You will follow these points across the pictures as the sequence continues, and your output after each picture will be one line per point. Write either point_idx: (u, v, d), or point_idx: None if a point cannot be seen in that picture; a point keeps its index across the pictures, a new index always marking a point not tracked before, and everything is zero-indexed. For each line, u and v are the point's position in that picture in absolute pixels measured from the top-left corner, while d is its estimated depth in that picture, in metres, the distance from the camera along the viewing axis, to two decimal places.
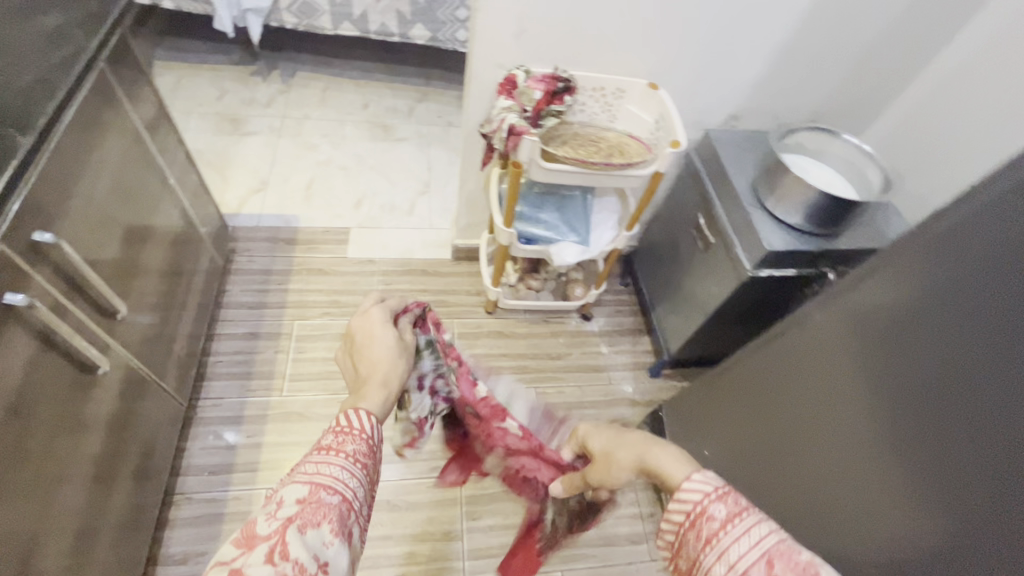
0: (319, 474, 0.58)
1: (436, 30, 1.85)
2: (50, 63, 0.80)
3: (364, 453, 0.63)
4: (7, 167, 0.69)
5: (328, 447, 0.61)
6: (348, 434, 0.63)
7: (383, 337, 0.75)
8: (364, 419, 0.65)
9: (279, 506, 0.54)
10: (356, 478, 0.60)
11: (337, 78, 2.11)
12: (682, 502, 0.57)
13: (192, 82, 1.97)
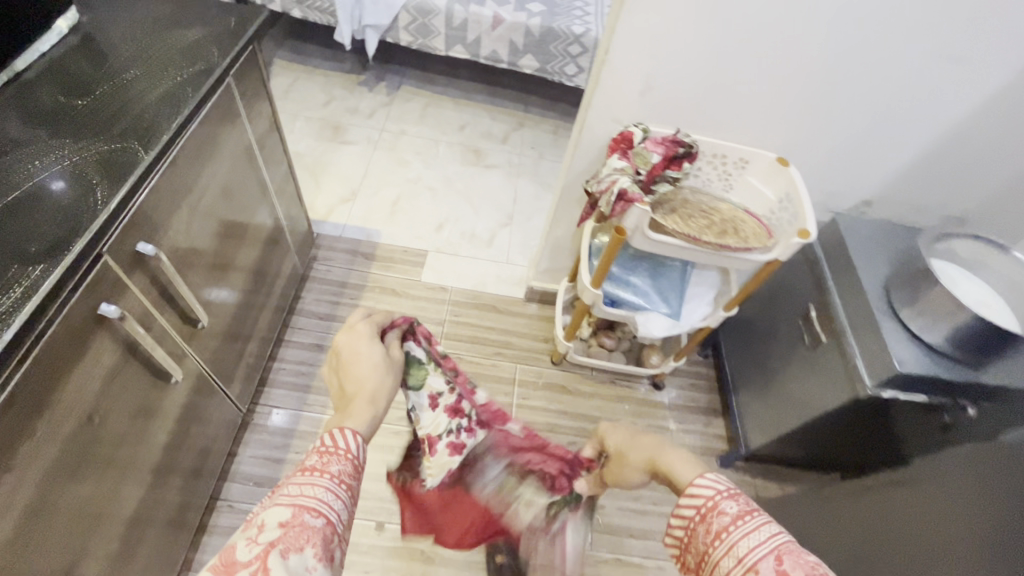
0: (299, 496, 0.55)
1: (545, 62, 1.82)
2: (184, 77, 0.82)
3: (350, 473, 0.60)
4: (124, 182, 0.68)
5: (312, 468, 0.58)
6: (331, 453, 0.60)
7: (368, 351, 0.72)
8: (349, 439, 0.61)
9: (259, 530, 0.51)
10: (339, 500, 0.58)
11: (439, 97, 2.13)
12: (693, 497, 0.61)
13: (304, 86, 2.04)
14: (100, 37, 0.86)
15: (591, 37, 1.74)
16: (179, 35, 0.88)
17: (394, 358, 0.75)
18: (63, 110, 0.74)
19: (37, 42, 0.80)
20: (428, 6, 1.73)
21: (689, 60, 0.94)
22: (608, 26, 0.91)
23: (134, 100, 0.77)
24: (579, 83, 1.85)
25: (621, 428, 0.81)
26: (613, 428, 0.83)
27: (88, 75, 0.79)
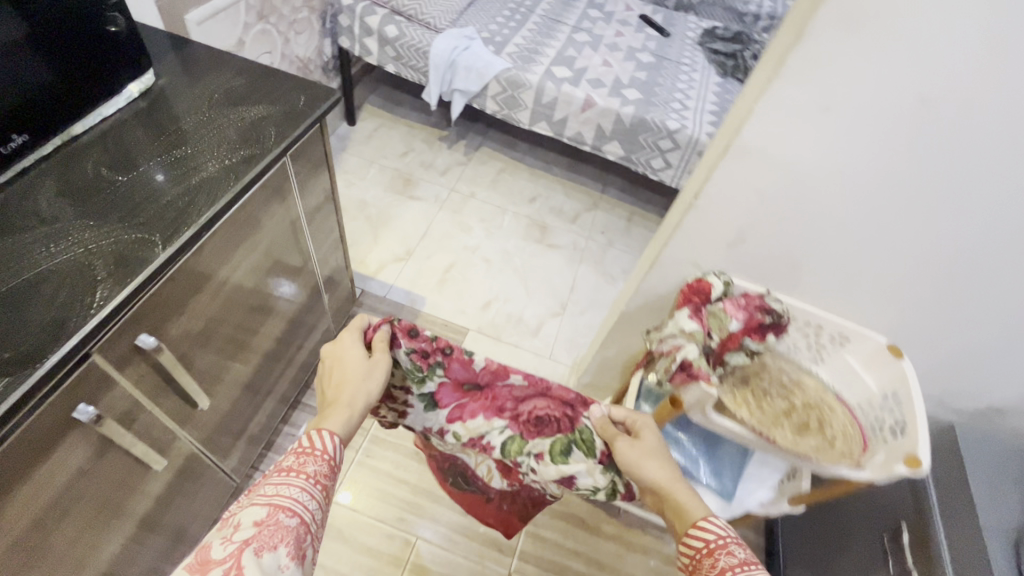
0: (275, 496, 0.57)
1: (632, 151, 1.71)
2: (232, 163, 0.77)
3: (325, 472, 0.63)
4: (135, 278, 0.63)
5: (289, 469, 0.61)
6: (310, 453, 0.63)
7: (351, 351, 0.72)
8: (326, 440, 0.64)
9: (236, 530, 0.53)
10: (315, 501, 0.60)
11: (516, 163, 2.07)
12: (701, 530, 0.62)
13: (386, 133, 2.05)
14: (168, 105, 0.83)
15: (686, 135, 1.61)
16: (245, 114, 0.85)
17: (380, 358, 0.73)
18: (101, 187, 0.70)
19: (103, 107, 0.78)
20: (521, 80, 1.68)
21: (796, 223, 0.78)
22: (704, 170, 0.78)
23: (174, 185, 0.73)
24: (664, 179, 1.72)
25: (646, 424, 0.75)
26: (641, 417, 0.76)
27: (140, 147, 0.76)
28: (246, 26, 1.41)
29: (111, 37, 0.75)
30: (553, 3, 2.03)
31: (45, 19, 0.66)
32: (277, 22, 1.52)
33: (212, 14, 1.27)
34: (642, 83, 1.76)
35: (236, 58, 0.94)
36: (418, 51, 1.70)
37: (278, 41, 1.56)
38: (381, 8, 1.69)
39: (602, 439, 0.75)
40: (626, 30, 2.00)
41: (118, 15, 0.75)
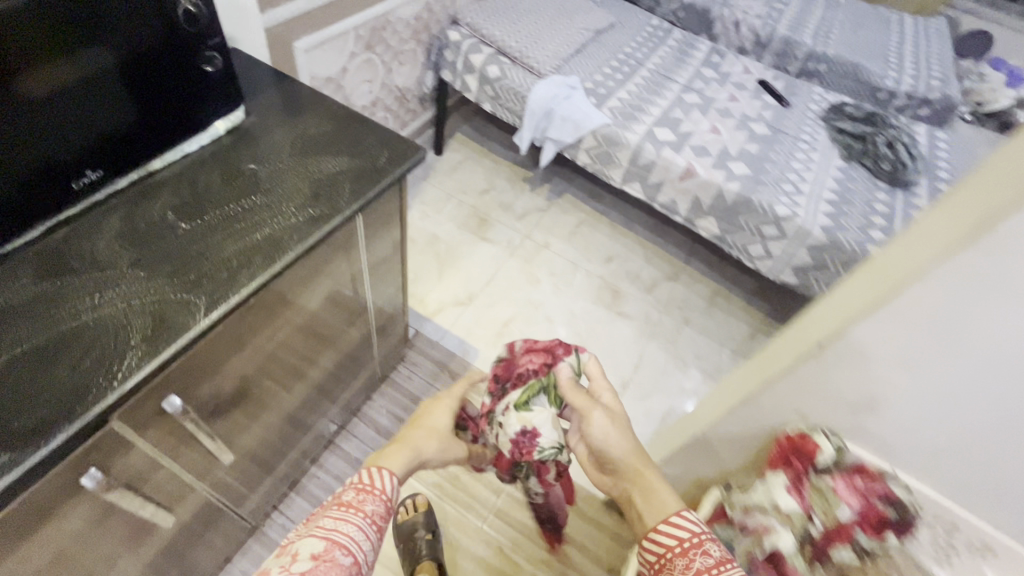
0: (334, 532, 0.64)
1: (728, 231, 1.54)
2: (298, 222, 0.72)
3: (381, 513, 0.70)
4: (167, 348, 0.57)
5: (349, 506, 0.67)
6: (369, 494, 0.70)
7: (441, 418, 0.86)
8: (385, 481, 0.72)
9: (294, 560, 0.60)
10: (367, 540, 0.66)
11: (598, 217, 1.96)
12: (674, 527, 0.66)
13: (471, 167, 2.01)
14: (250, 146, 0.80)
15: (795, 225, 1.43)
16: (324, 165, 0.79)
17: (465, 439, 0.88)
18: (160, 233, 0.66)
19: (185, 143, 0.75)
20: (619, 139, 1.57)
21: (949, 416, 0.58)
22: (835, 316, 0.61)
23: (235, 240, 0.68)
24: (761, 267, 1.54)
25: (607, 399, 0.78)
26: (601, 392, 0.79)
27: (211, 192, 0.72)
28: (352, 55, 1.41)
29: (205, 74, 0.72)
30: (666, 58, 1.92)
31: (137, 55, 0.64)
32: (383, 52, 1.51)
33: (321, 42, 1.27)
34: (752, 158, 1.59)
35: (330, 100, 0.90)
36: (517, 94, 1.65)
37: (381, 70, 1.55)
38: (487, 48, 1.67)
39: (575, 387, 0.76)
40: (742, 94, 1.85)
41: (217, 54, 0.72)
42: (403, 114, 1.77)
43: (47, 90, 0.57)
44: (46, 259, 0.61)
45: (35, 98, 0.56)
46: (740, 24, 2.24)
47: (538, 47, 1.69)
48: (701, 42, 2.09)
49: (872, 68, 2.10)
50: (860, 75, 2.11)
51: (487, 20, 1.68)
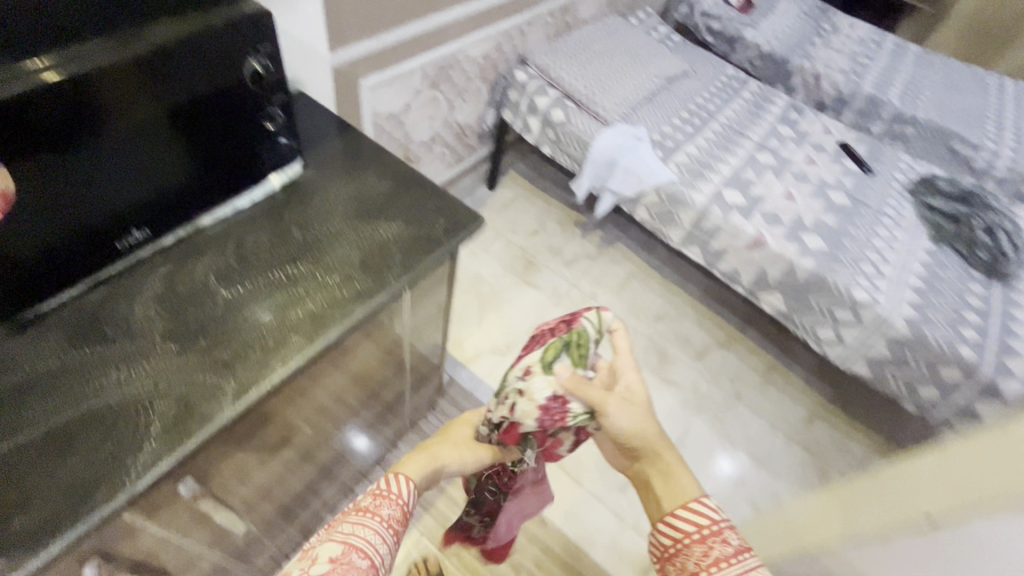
0: (352, 535, 0.56)
1: (795, 309, 1.42)
2: (342, 297, 0.66)
3: (400, 518, 0.60)
4: (187, 442, 0.52)
5: (365, 509, 0.59)
6: (386, 496, 0.61)
7: (460, 431, 0.74)
8: (403, 483, 0.62)
9: (312, 563, 0.53)
10: (386, 545, 0.58)
11: (650, 271, 1.86)
12: (692, 513, 0.58)
13: (523, 206, 1.96)
14: (303, 204, 0.76)
15: (874, 313, 1.29)
16: (376, 231, 0.74)
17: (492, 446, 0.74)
18: (197, 301, 0.62)
19: (237, 198, 0.71)
20: (684, 198, 1.48)
21: None
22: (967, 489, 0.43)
23: (273, 315, 0.63)
24: (829, 352, 1.41)
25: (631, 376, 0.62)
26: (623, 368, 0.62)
27: (258, 255, 0.68)
28: (417, 92, 1.37)
29: (265, 131, 0.69)
30: (739, 112, 1.82)
31: (195, 115, 0.60)
32: (448, 89, 1.48)
33: (387, 81, 1.24)
34: (829, 231, 1.47)
35: (390, 155, 0.86)
36: (579, 140, 1.58)
37: (443, 107, 1.51)
38: (553, 91, 1.62)
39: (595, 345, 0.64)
40: (820, 157, 1.72)
41: (279, 111, 0.68)
42: (461, 149, 1.74)
43: (96, 158, 0.53)
44: (79, 325, 0.58)
45: (82, 167, 0.53)
46: (821, 78, 2.11)
47: (606, 93, 1.62)
48: (778, 95, 1.97)
49: (967, 137, 1.93)
50: (952, 142, 1.94)
51: (556, 62, 1.63)
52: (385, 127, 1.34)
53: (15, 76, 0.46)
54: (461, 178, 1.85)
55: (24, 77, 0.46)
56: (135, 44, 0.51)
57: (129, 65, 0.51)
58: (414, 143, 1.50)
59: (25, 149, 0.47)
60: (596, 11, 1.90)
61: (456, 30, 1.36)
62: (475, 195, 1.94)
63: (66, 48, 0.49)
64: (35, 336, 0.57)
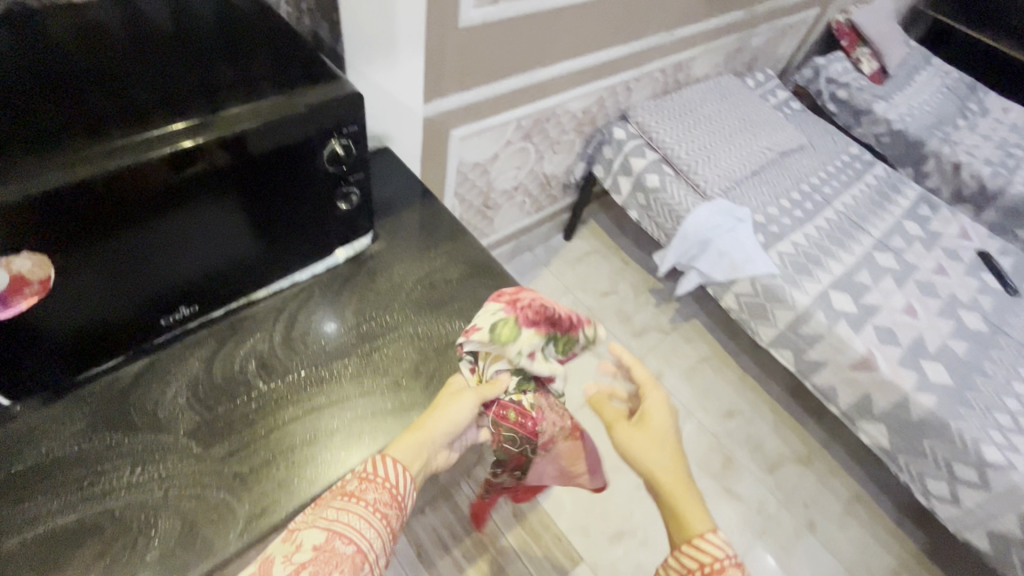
0: (336, 521, 0.45)
1: (901, 449, 1.21)
2: (384, 406, 0.58)
3: (390, 502, 0.48)
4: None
5: (348, 493, 0.47)
6: (373, 479, 0.48)
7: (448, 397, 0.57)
8: (389, 466, 0.49)
9: (293, 552, 0.43)
10: (377, 530, 0.46)
11: (727, 358, 1.68)
12: (693, 552, 0.50)
13: (598, 263, 1.84)
14: (365, 283, 0.69)
15: (1007, 480, 1.07)
16: (435, 329, 0.66)
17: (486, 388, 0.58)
18: (230, 395, 0.56)
19: (297, 272, 0.65)
20: (783, 295, 1.31)
21: None
22: None
23: (306, 422, 0.56)
24: (938, 508, 1.18)
25: (655, 401, 0.60)
26: (650, 391, 0.61)
27: (307, 341, 0.62)
28: (507, 143, 1.30)
29: (337, 210, 0.62)
30: (860, 199, 1.61)
31: (265, 198, 0.55)
32: (540, 141, 1.40)
33: (479, 132, 1.18)
34: (959, 361, 1.23)
35: (468, 234, 0.78)
36: (672, 211, 1.45)
37: (532, 158, 1.43)
38: (652, 153, 1.50)
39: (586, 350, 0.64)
40: (953, 266, 1.48)
41: (355, 189, 0.62)
42: (543, 199, 1.65)
43: (148, 244, 0.49)
44: (107, 406, 0.53)
45: (132, 252, 0.49)
46: (962, 167, 1.84)
47: (710, 164, 1.48)
48: (909, 183, 1.73)
49: None
50: None
51: (660, 123, 1.52)
52: (468, 176, 1.28)
53: (74, 164, 0.42)
54: (538, 227, 1.76)
55: (82, 164, 0.42)
56: (211, 130, 0.47)
57: (213, 148, 0.47)
58: (496, 192, 1.43)
59: (71, 238, 0.44)
60: (710, 69, 1.76)
61: (560, 84, 1.28)
62: (549, 244, 1.84)
63: (138, 135, 0.45)
64: (61, 412, 0.52)
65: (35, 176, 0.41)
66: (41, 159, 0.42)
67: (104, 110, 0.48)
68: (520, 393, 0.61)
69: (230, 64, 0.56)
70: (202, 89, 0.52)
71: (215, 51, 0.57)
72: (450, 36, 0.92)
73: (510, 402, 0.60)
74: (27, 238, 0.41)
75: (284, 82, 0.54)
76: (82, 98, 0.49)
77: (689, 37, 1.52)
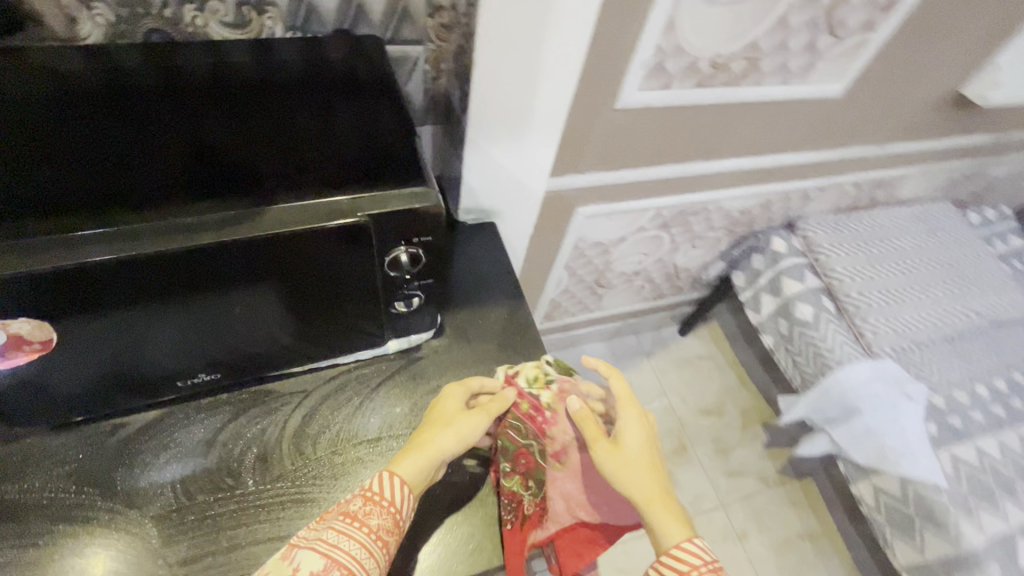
0: (337, 546, 0.42)
1: None
2: None
3: (392, 529, 0.46)
4: None
5: (349, 516, 0.44)
6: (377, 501, 0.46)
7: (451, 403, 0.54)
8: (396, 491, 0.46)
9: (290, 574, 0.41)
10: (376, 562, 0.44)
11: (838, 546, 1.34)
12: (672, 560, 0.48)
13: (709, 373, 1.59)
14: (404, 386, 0.60)
15: None
16: None
17: (494, 402, 0.56)
18: (214, 486, 0.50)
19: (339, 355, 0.58)
20: (944, 520, 0.99)
21: None
22: None
23: (274, 550, 0.48)
24: None
25: (627, 417, 0.55)
26: (624, 407, 0.56)
27: (319, 444, 0.54)
28: (640, 229, 1.15)
29: (391, 311, 0.55)
30: None
31: (310, 292, 0.48)
32: (680, 233, 1.22)
33: (609, 213, 1.04)
34: None
35: (539, 357, 0.66)
36: (818, 356, 1.18)
37: (665, 248, 1.26)
38: (814, 279, 1.23)
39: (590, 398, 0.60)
40: None
41: (418, 293, 0.54)
42: (665, 288, 1.45)
43: (170, 319, 0.45)
44: (97, 458, 0.49)
45: (152, 322, 0.44)
46: None
47: (888, 313, 1.17)
48: None
49: None
50: None
51: (835, 246, 1.24)
52: (585, 253, 1.15)
53: (102, 237, 0.39)
54: (652, 314, 1.57)
55: (108, 239, 0.39)
56: (256, 222, 0.42)
57: (251, 245, 0.42)
58: (612, 273, 1.27)
59: (83, 309, 0.41)
60: (919, 192, 1.42)
61: (720, 181, 1.09)
62: (658, 334, 1.63)
63: (180, 214, 0.41)
64: (56, 448, 0.49)
65: (56, 249, 0.38)
66: (75, 226, 0.39)
67: (175, 169, 0.44)
68: (540, 387, 0.59)
69: (329, 138, 0.50)
70: (285, 163, 0.47)
71: (325, 119, 0.52)
72: (600, 114, 0.80)
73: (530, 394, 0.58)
74: (39, 302, 0.39)
75: (368, 172, 0.47)
76: (170, 146, 0.46)
77: (905, 153, 1.23)
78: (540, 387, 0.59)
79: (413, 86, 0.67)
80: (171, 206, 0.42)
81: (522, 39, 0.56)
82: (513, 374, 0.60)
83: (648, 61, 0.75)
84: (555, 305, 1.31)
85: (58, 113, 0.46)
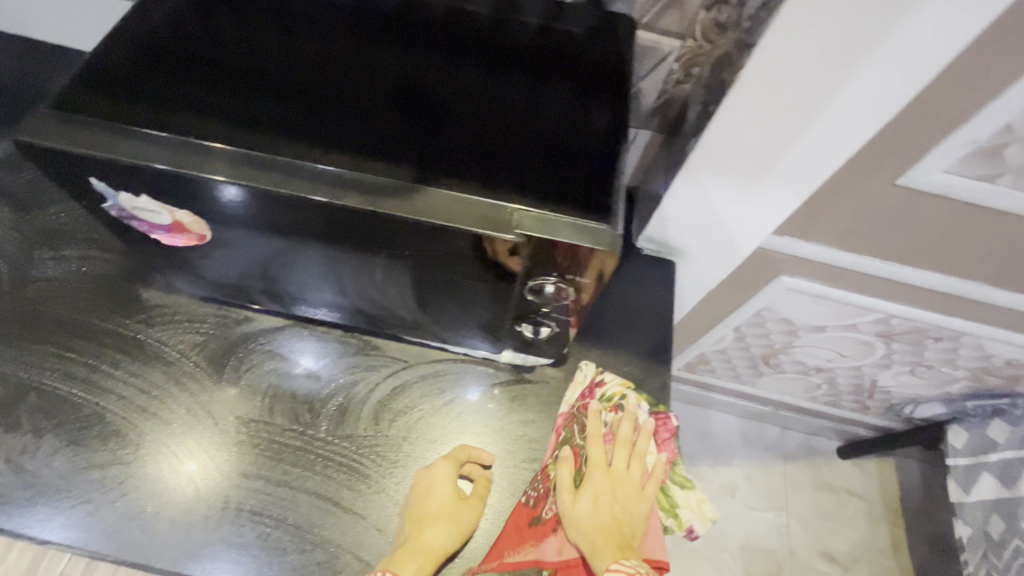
0: None
1: None
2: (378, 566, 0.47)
3: None
4: (127, 536, 0.46)
5: None
6: None
7: (443, 487, 0.47)
8: None
9: None
10: None
11: None
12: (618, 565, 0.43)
13: (852, 515, 1.28)
14: (496, 401, 0.54)
15: None
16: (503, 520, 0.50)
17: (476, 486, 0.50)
18: (294, 416, 0.51)
19: (450, 342, 0.53)
20: None
21: None
22: None
23: (314, 503, 0.48)
24: None
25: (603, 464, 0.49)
26: (600, 459, 0.49)
27: (394, 423, 0.52)
28: (849, 327, 0.90)
29: (513, 330, 0.49)
30: None
31: (439, 283, 0.44)
32: (901, 352, 0.94)
33: (817, 296, 0.83)
34: None
35: None
36: None
37: (871, 359, 0.98)
38: None
39: (640, 439, 0.51)
40: None
41: (550, 324, 0.48)
42: (845, 399, 1.17)
43: (307, 256, 0.44)
44: (220, 340, 0.53)
45: (293, 253, 0.44)
46: None
47: None
48: None
49: None
50: None
51: None
52: (765, 323, 0.95)
53: (272, 166, 0.38)
54: (812, 417, 1.29)
55: (277, 169, 0.38)
56: (410, 204, 0.38)
57: (396, 223, 0.38)
58: (786, 357, 1.05)
59: (243, 223, 0.42)
60: None
61: (997, 317, 0.80)
62: (809, 440, 1.34)
63: (346, 167, 0.39)
64: (195, 314, 0.54)
65: (234, 161, 0.38)
66: (257, 145, 0.39)
67: (368, 110, 0.42)
68: (609, 407, 0.53)
69: (523, 127, 0.43)
70: (471, 140, 0.42)
71: (532, 100, 0.45)
72: (867, 184, 0.61)
73: (594, 402, 0.53)
74: (205, 203, 0.40)
75: (547, 186, 0.40)
76: (376, 80, 0.44)
77: None
78: (607, 407, 0.53)
79: (649, 82, 0.57)
80: (342, 153, 0.39)
81: (816, 68, 0.42)
82: (597, 381, 0.54)
83: (982, 141, 0.53)
84: (702, 360, 1.13)
85: (304, 18, 0.47)
